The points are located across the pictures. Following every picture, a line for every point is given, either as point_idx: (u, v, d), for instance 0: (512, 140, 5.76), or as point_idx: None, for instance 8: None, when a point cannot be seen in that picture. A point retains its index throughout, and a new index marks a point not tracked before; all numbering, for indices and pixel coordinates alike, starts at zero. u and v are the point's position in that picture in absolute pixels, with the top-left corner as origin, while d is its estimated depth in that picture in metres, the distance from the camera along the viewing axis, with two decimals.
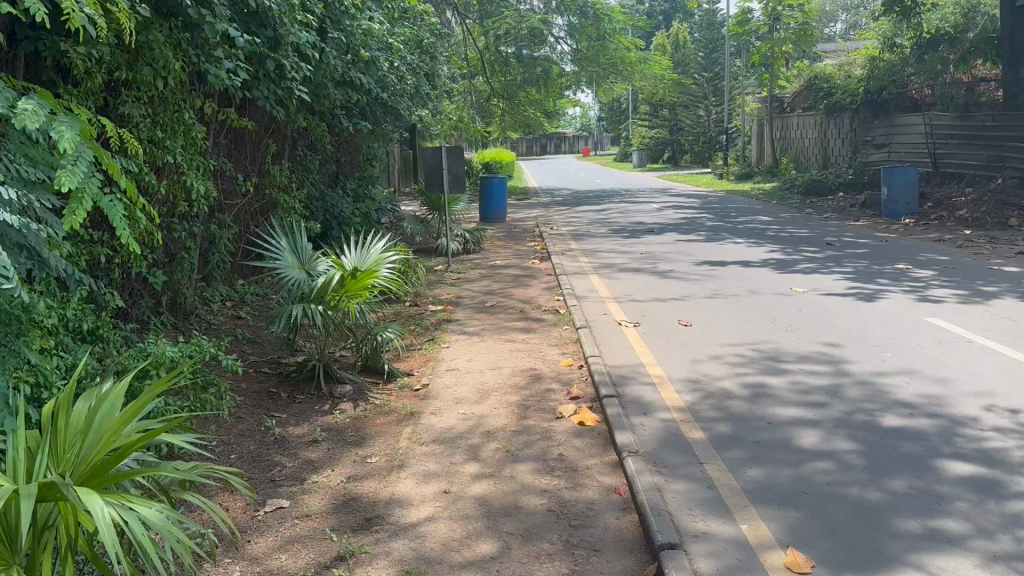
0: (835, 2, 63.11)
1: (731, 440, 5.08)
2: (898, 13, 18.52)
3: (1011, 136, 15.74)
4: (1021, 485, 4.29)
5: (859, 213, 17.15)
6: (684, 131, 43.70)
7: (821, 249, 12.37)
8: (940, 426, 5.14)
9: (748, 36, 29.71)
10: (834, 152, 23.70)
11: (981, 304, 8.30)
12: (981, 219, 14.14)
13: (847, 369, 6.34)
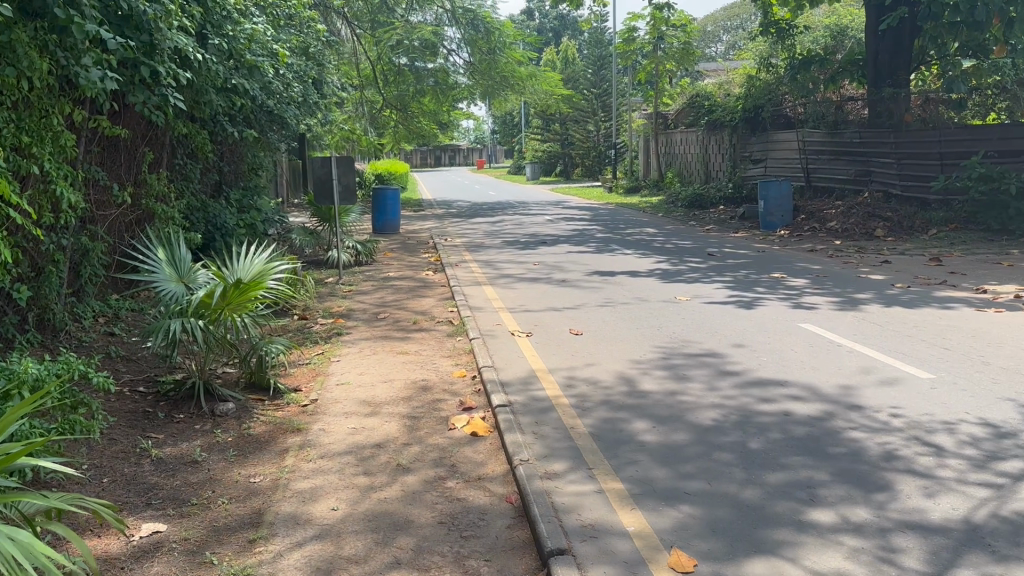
0: (715, 24, 65.85)
1: (617, 442, 5.19)
2: (774, 33, 19.48)
3: (876, 152, 16.79)
4: (882, 478, 4.56)
5: (739, 224, 17.91)
6: (575, 145, 44.61)
7: (704, 259, 12.85)
8: (813, 424, 5.40)
9: (634, 54, 30.61)
10: (716, 167, 24.67)
11: (849, 310, 8.81)
12: (850, 230, 15.03)
13: (729, 372, 6.58)
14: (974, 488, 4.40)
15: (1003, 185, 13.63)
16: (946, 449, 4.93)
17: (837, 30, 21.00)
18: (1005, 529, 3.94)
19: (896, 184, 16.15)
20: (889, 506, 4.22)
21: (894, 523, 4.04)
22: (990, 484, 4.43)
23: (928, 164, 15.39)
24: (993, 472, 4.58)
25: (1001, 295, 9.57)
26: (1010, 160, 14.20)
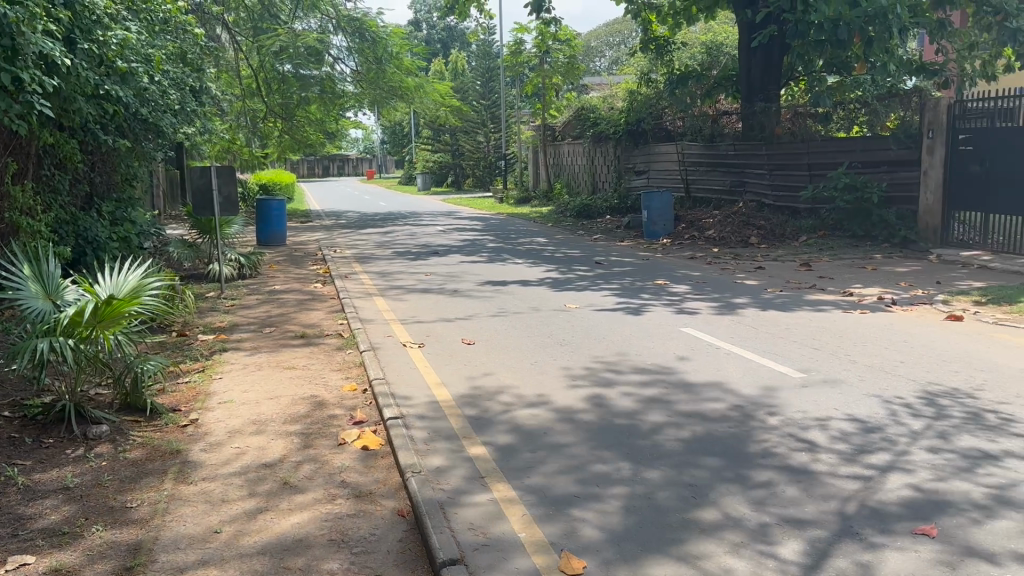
0: (599, 39, 67.46)
1: (510, 451, 5.23)
2: (653, 49, 20.14)
3: (749, 163, 17.66)
4: (760, 474, 4.78)
5: (625, 233, 18.40)
6: (465, 156, 44.76)
7: (592, 268, 13.14)
8: (697, 425, 5.60)
9: (521, 67, 31.02)
10: (601, 178, 25.30)
11: (728, 315, 9.20)
12: (727, 238, 15.70)
13: (617, 377, 6.75)
14: (846, 480, 4.67)
15: (866, 194, 14.50)
16: (820, 444, 5.21)
17: (713, 47, 21.84)
18: (874, 517, 4.20)
19: (769, 194, 17.06)
20: (769, 501, 4.42)
21: (773, 517, 4.24)
22: (860, 476, 4.72)
23: (798, 174, 16.31)
24: (863, 464, 4.87)
25: (865, 297, 10.23)
26: (873, 172, 14.87)
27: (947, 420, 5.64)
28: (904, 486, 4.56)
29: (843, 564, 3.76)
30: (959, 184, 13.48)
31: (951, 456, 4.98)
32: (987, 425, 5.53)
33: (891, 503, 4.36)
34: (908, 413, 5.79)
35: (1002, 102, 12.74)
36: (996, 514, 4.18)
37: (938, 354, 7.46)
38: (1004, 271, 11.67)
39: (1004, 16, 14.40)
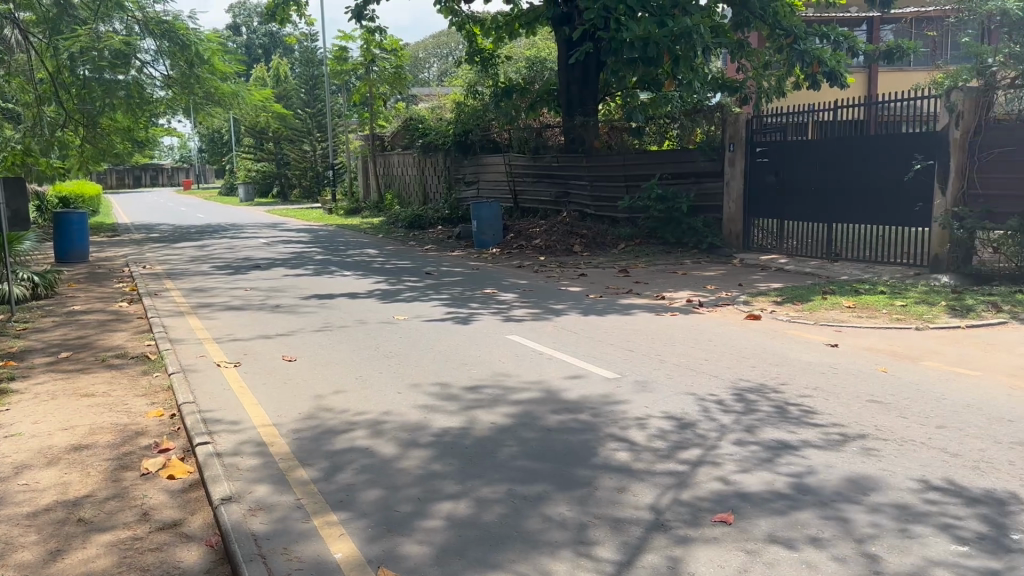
0: (427, 50, 67.51)
1: (331, 468, 5.07)
2: (479, 62, 20.30)
3: (571, 174, 18.26)
4: (582, 475, 4.89)
5: (455, 244, 18.49)
6: (291, 166, 43.44)
7: (422, 278, 13.09)
8: (522, 431, 5.67)
9: (347, 75, 30.50)
10: (432, 189, 25.33)
11: (552, 321, 9.42)
12: (552, 246, 16.14)
13: (441, 388, 6.72)
14: (661, 476, 4.86)
15: (675, 205, 15.39)
16: (638, 443, 5.41)
17: (537, 62, 22.23)
18: (685, 511, 4.40)
19: (591, 205, 17.75)
20: (590, 501, 4.52)
21: (591, 517, 4.34)
22: (674, 472, 4.93)
23: (615, 185, 17.00)
24: (676, 461, 5.10)
25: (678, 300, 10.83)
26: (682, 182, 15.86)
27: (751, 414, 6.04)
28: (713, 480, 4.81)
29: (655, 558, 3.90)
30: (757, 194, 14.64)
31: (756, 448, 5.33)
32: (786, 417, 5.97)
33: (702, 497, 4.58)
34: (718, 409, 6.14)
35: (794, 117, 13.81)
36: (793, 501, 4.50)
37: (741, 351, 8.00)
38: (798, 272, 12.75)
39: (793, 39, 15.07)
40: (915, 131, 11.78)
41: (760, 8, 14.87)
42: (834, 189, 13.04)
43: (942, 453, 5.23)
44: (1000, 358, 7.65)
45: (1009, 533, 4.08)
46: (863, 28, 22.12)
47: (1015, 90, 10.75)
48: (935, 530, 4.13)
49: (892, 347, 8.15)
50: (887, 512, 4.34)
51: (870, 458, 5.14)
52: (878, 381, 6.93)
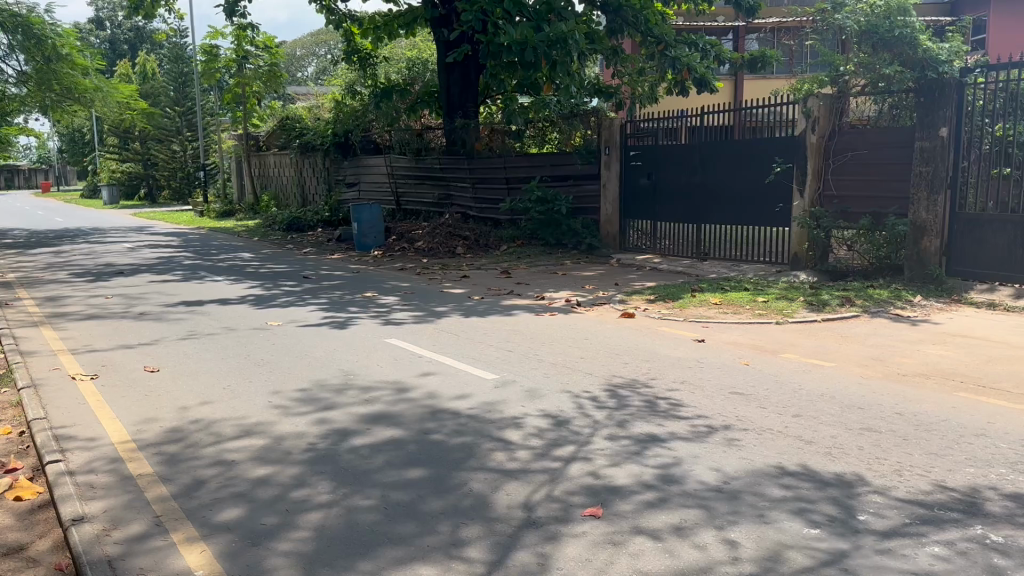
0: (303, 48, 65.94)
1: (195, 483, 4.87)
2: (357, 62, 20.00)
3: (453, 176, 18.28)
4: (456, 478, 4.89)
5: (335, 246, 18.14)
6: (159, 166, 41.53)
7: (299, 282, 12.77)
8: (398, 435, 5.62)
9: (219, 73, 29.44)
10: (310, 191, 24.79)
11: (432, 324, 9.39)
12: (434, 248, 16.08)
13: (315, 395, 6.58)
14: (534, 475, 4.92)
15: (554, 206, 15.68)
16: (513, 442, 5.46)
17: (416, 65, 21.91)
18: (556, 508, 4.47)
19: (473, 207, 17.80)
20: (463, 504, 4.53)
21: (463, 519, 4.34)
22: (547, 469, 5.00)
23: (497, 188, 17.15)
24: (549, 458, 5.18)
25: (557, 300, 11.02)
26: (561, 184, 16.15)
27: (623, 409, 6.21)
28: (585, 475, 4.90)
29: (525, 556, 3.93)
30: (632, 196, 15.09)
31: (626, 442, 5.47)
32: (655, 410, 6.17)
33: (573, 493, 4.66)
34: (591, 405, 6.28)
35: (667, 122, 14.29)
36: (659, 492, 4.65)
37: (615, 349, 8.22)
38: (671, 272, 13.21)
39: (664, 46, 15.47)
40: (776, 136, 12.39)
41: (633, 15, 15.14)
42: (703, 190, 13.58)
43: (797, 441, 5.53)
44: (852, 349, 8.16)
45: (855, 514, 4.36)
46: (730, 36, 23.10)
47: (866, 97, 11.50)
48: (789, 514, 4.36)
49: (754, 341, 8.56)
50: (746, 499, 4.56)
51: (732, 448, 5.38)
52: (741, 374, 7.27)
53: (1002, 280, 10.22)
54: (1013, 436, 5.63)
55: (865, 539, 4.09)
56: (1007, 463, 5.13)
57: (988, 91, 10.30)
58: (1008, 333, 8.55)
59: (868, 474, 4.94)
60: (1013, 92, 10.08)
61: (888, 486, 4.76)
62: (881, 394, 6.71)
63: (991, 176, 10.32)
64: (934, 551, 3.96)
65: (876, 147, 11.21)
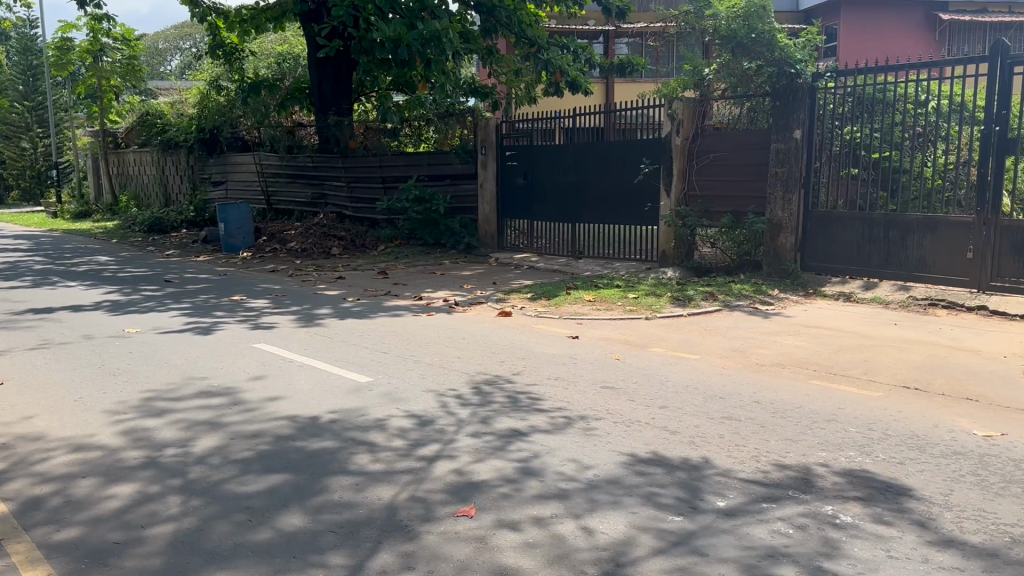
0: (167, 41, 63.04)
1: (35, 501, 4.55)
2: (222, 56, 19.24)
3: (327, 176, 17.89)
4: (320, 483, 4.77)
5: (201, 248, 17.42)
6: (7, 164, 38.75)
7: (161, 286, 12.18)
8: (258, 442, 5.44)
9: (70, 65, 27.70)
10: (174, 190, 23.72)
11: (303, 327, 9.15)
12: (308, 249, 15.70)
13: (171, 404, 6.28)
14: (397, 475, 4.86)
15: (432, 206, 15.63)
16: (376, 444, 5.39)
17: (286, 58, 21.05)
18: (418, 507, 4.43)
19: (349, 206, 17.47)
20: (325, 509, 4.43)
21: (324, 525, 4.23)
22: (410, 469, 4.95)
23: (373, 187, 16.89)
24: (413, 458, 5.13)
25: (434, 300, 10.96)
26: (438, 184, 16.11)
27: (488, 405, 6.23)
28: (448, 473, 4.88)
29: (387, 558, 3.88)
30: (509, 195, 15.26)
31: (489, 438, 5.50)
32: (524, 406, 6.22)
33: (436, 490, 4.63)
34: (456, 403, 6.28)
35: (542, 123, 14.46)
36: (523, 486, 4.69)
37: (488, 347, 8.25)
38: (547, 270, 13.39)
39: (537, 49, 15.58)
40: (644, 138, 12.75)
41: (506, 16, 15.22)
42: (576, 190, 13.84)
43: (662, 432, 5.69)
44: (715, 342, 8.50)
45: (708, 497, 4.54)
46: (600, 40, 23.63)
47: (726, 101, 11.97)
48: (649, 502, 4.48)
49: (625, 336, 8.79)
50: (608, 489, 4.65)
51: (598, 440, 5.48)
52: (612, 368, 7.45)
53: (852, 274, 10.90)
54: (860, 420, 5.98)
55: (714, 519, 4.26)
56: (852, 444, 5.45)
57: (837, 95, 10.91)
58: (857, 323, 9.12)
59: (722, 459, 5.15)
60: (860, 96, 10.71)
61: (744, 471, 4.96)
62: (741, 384, 7.01)
63: (841, 176, 10.96)
64: (782, 530, 4.15)
65: (736, 149, 11.74)
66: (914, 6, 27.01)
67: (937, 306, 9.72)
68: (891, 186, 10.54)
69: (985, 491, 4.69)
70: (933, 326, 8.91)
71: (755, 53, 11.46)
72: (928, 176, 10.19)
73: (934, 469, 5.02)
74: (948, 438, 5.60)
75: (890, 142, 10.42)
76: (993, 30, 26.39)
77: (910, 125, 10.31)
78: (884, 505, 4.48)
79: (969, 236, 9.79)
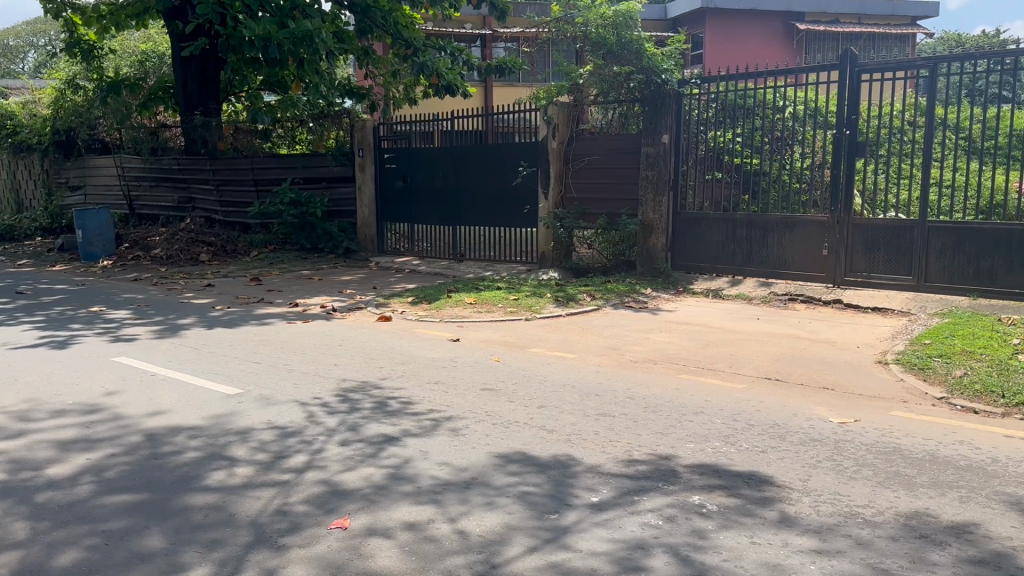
0: (18, 36, 58.89)
1: None
2: (79, 53, 18.13)
3: (195, 179, 17.17)
4: (183, 501, 4.54)
5: (58, 257, 16.38)
6: None
7: (12, 299, 11.37)
8: (112, 460, 5.13)
9: None
10: (27, 196, 22.21)
11: (168, 338, 8.73)
12: (174, 256, 15.03)
13: (19, 424, 5.85)
14: (262, 489, 4.69)
15: (309, 209, 15.36)
16: (241, 457, 5.19)
17: (150, 55, 19.93)
18: (284, 520, 4.29)
19: (219, 211, 16.82)
20: (186, 526, 4.22)
21: (185, 544, 4.03)
22: (276, 482, 4.79)
23: (245, 190, 16.32)
24: (279, 470, 4.96)
25: (311, 307, 10.68)
26: (314, 187, 15.80)
27: (357, 412, 6.11)
28: (316, 483, 4.75)
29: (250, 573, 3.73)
30: (388, 199, 15.12)
31: (360, 446, 5.38)
32: (399, 411, 6.15)
33: (305, 502, 4.50)
34: (324, 412, 6.12)
35: (420, 126, 14.37)
36: (395, 492, 4.62)
37: (364, 353, 8.11)
38: (428, 273, 13.33)
39: (414, 50, 15.47)
40: (520, 141, 12.88)
41: (381, 17, 14.97)
42: (456, 193, 13.85)
43: (539, 431, 5.73)
44: (592, 341, 8.65)
45: (580, 493, 4.60)
46: (478, 43, 23.78)
47: (598, 106, 12.24)
48: (520, 501, 4.49)
49: (505, 337, 8.82)
50: (482, 490, 4.64)
51: (474, 442, 5.47)
52: (491, 370, 7.45)
53: (719, 272, 11.38)
54: (726, 412, 6.21)
55: (585, 514, 4.31)
56: (718, 435, 5.65)
57: (701, 101, 11.34)
58: (724, 319, 9.50)
59: (593, 455, 5.24)
60: (724, 102, 11.17)
61: (615, 465, 5.06)
62: (615, 380, 7.17)
63: (706, 178, 11.40)
64: (649, 521, 4.25)
65: (609, 152, 12.04)
66: (774, 17, 28.45)
67: (796, 300, 10.24)
68: (753, 189, 11.03)
69: (838, 474, 4.95)
70: (794, 320, 9.37)
71: (624, 61, 11.60)
72: (785, 179, 10.71)
73: (793, 456, 5.26)
74: (806, 425, 5.89)
75: (752, 146, 10.90)
76: (845, 40, 28.08)
77: (769, 130, 10.80)
78: (744, 492, 4.66)
79: (824, 235, 10.37)
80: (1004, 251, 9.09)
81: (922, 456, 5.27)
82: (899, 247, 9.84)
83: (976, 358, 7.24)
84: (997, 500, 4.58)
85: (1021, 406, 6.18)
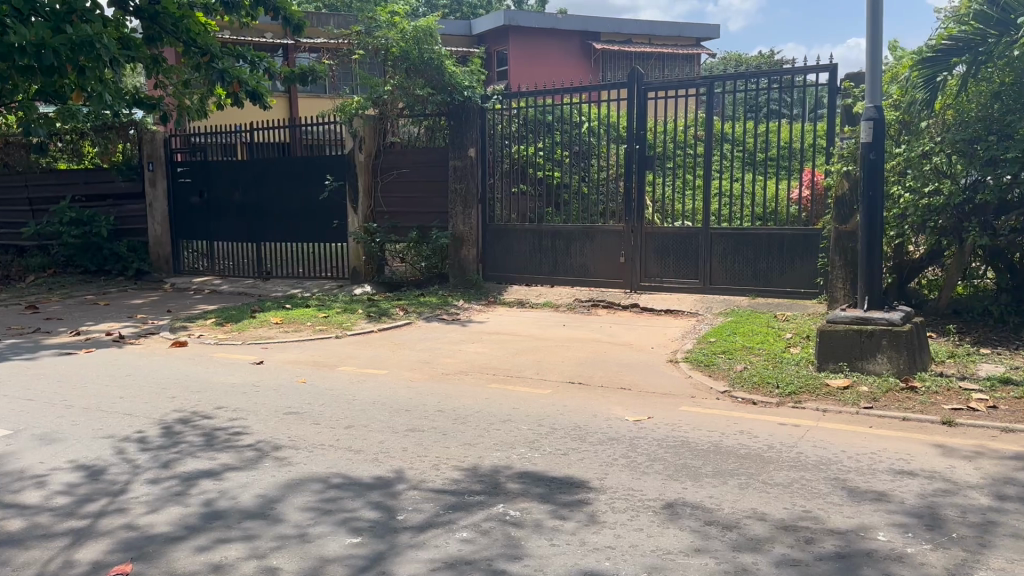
0: None
1: None
2: None
3: None
4: None
5: None
6: None
7: None
8: None
9: None
10: None
11: None
12: None
13: None
14: (52, 539, 4.30)
15: (91, 229, 14.28)
16: (20, 506, 4.72)
17: None
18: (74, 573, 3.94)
19: None
20: None
21: None
22: (69, 531, 4.40)
23: (18, 210, 15.30)
24: (72, 517, 4.56)
25: (94, 335, 9.91)
26: (100, 204, 14.80)
27: (164, 446, 5.75)
28: (116, 529, 4.41)
29: None
30: (185, 216, 14.39)
31: (169, 483, 5.06)
32: (199, 442, 5.83)
33: (97, 551, 4.17)
34: (136, 447, 5.71)
35: (220, 138, 13.74)
36: (198, 531, 4.38)
37: (160, 382, 7.62)
38: (231, 293, 12.79)
39: (210, 58, 14.62)
40: (330, 154, 12.63)
41: (171, 23, 14.16)
42: (261, 209, 13.41)
43: (346, 452, 5.63)
44: (403, 355, 8.65)
45: (392, 514, 4.58)
46: (280, 52, 23.21)
47: (407, 119, 12.22)
48: (331, 528, 4.40)
49: (313, 357, 8.62)
50: (291, 521, 4.50)
51: (281, 470, 5.29)
52: (296, 392, 7.24)
53: (527, 281, 11.75)
54: (532, 418, 6.40)
55: (401, 536, 4.29)
56: (523, 442, 5.81)
57: (505, 116, 11.67)
58: (531, 326, 9.80)
59: (404, 472, 5.23)
60: (526, 117, 11.54)
61: (423, 480, 5.08)
62: (426, 394, 7.20)
63: (514, 191, 11.75)
64: (462, 536, 4.30)
65: (415, 167, 12.12)
66: (572, 35, 29.85)
67: (598, 305, 10.72)
68: (556, 201, 11.51)
69: (633, 471, 5.24)
70: (595, 325, 9.81)
71: (428, 77, 11.75)
72: (584, 191, 11.19)
73: (593, 456, 5.51)
74: (605, 426, 6.18)
75: (553, 160, 11.33)
76: (636, 59, 29.94)
77: (569, 144, 11.23)
78: (550, 497, 4.83)
79: (621, 243, 10.97)
80: (775, 254, 10.00)
81: (707, 448, 5.68)
82: (686, 253, 10.59)
83: (754, 353, 7.92)
84: (771, 484, 5.02)
85: (793, 395, 6.82)
